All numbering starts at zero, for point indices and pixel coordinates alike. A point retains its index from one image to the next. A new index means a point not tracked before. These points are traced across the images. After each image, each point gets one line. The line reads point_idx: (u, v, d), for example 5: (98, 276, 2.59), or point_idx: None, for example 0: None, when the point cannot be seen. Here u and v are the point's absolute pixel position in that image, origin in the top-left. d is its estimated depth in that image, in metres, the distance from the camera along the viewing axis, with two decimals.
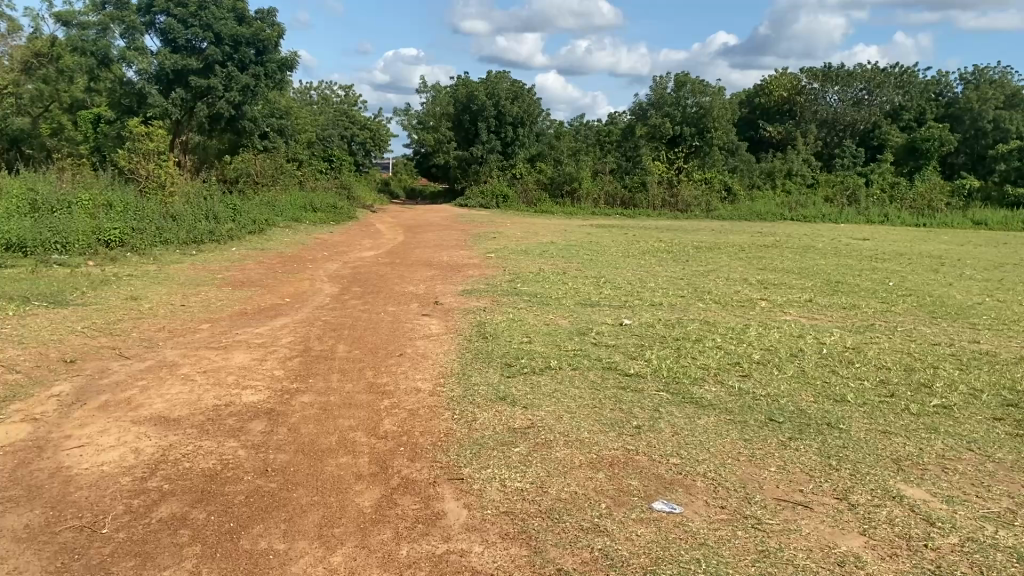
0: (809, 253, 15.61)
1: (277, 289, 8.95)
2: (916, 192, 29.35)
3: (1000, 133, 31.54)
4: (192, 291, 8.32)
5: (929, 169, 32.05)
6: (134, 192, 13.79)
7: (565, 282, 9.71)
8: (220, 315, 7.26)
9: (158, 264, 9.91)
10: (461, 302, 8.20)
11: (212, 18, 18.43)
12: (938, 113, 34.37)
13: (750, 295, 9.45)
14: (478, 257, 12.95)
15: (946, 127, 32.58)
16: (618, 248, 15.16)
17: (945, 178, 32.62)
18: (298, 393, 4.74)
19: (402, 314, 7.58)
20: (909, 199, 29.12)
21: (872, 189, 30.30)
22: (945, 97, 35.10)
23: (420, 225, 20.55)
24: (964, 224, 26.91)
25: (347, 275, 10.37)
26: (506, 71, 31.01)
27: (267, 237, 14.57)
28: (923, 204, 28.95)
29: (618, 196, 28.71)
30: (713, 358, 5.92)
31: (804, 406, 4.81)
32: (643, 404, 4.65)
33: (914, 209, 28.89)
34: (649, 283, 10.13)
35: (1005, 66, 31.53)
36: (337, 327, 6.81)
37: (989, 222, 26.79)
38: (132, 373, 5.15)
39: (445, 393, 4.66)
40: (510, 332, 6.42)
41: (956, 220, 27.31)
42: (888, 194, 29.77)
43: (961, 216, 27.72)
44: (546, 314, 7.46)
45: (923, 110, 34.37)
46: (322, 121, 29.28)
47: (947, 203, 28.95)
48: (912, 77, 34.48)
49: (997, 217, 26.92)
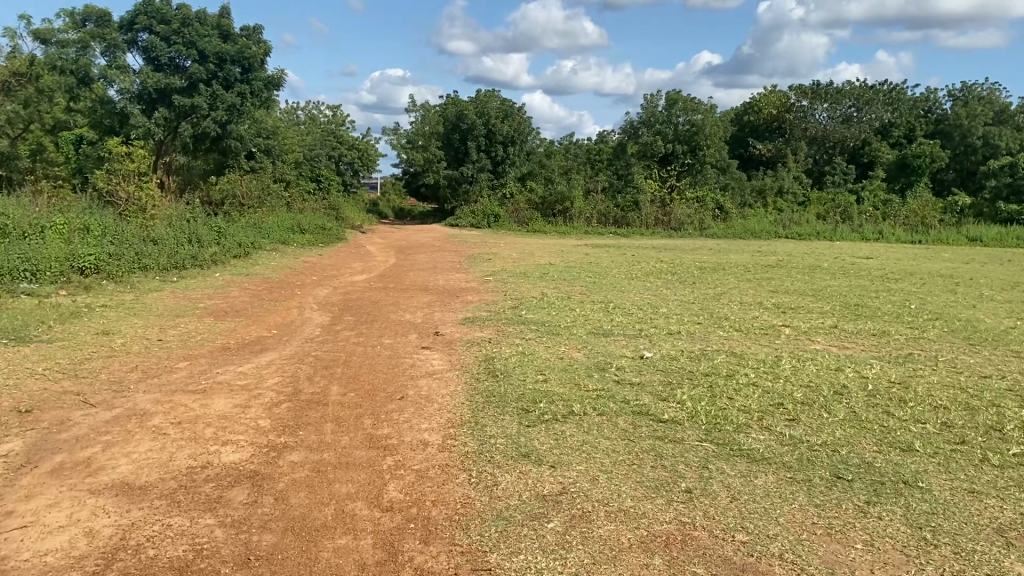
0: (817, 274, 15.03)
1: (264, 319, 8.29)
2: (910, 208, 28.87)
3: (990, 149, 31.86)
4: (170, 323, 7.66)
5: (921, 186, 31.69)
6: (114, 216, 13.15)
7: (572, 309, 9.07)
8: (200, 351, 6.59)
9: (135, 293, 9.25)
10: (463, 332, 7.56)
11: (196, 35, 17.87)
12: (928, 130, 34.35)
13: (771, 321, 8.82)
14: (475, 280, 12.32)
15: (936, 143, 32.26)
16: (621, 269, 14.55)
17: (936, 194, 32.38)
18: (287, 449, 4.08)
19: (401, 347, 6.93)
20: (902, 216, 28.62)
21: (864, 206, 29.85)
22: (935, 113, 34.78)
23: (410, 246, 19.89)
24: (960, 240, 26.42)
25: (338, 302, 9.70)
26: (495, 90, 30.46)
27: (254, 260, 13.91)
28: (917, 220, 28.45)
29: (610, 215, 28.16)
30: (751, 398, 5.31)
31: (870, 460, 4.19)
32: (687, 459, 4.01)
33: (908, 225, 28.37)
34: (662, 307, 9.51)
35: (993, 83, 31.64)
36: (331, 364, 6.16)
37: (985, 238, 26.30)
38: (95, 425, 4.48)
39: (457, 448, 4.02)
40: (523, 369, 5.77)
41: (950, 236, 26.80)
42: (880, 211, 29.24)
43: (956, 232, 27.20)
44: (558, 346, 6.82)
45: (912, 127, 34.38)
46: (309, 141, 28.65)
47: (940, 219, 28.49)
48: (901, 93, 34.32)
49: (992, 234, 26.42)
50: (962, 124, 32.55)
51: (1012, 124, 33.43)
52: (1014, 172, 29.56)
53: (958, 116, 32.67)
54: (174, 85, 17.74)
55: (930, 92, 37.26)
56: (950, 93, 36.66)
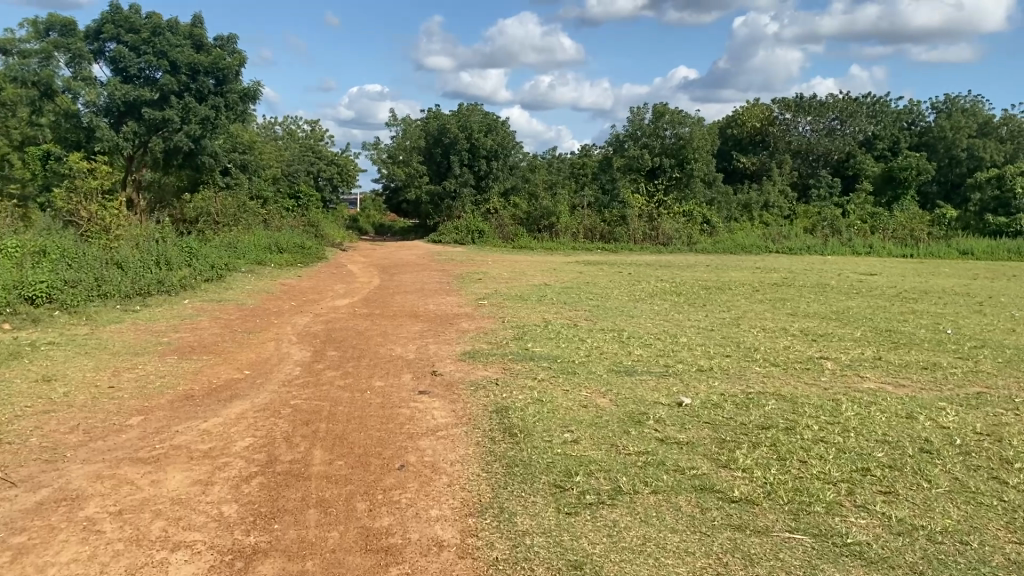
0: (828, 293, 14.11)
1: (236, 357, 7.29)
2: (897, 221, 28.13)
3: (975, 162, 31.29)
4: (126, 364, 6.65)
5: (907, 199, 30.92)
6: (74, 237, 12.13)
7: (583, 341, 8.08)
8: (157, 400, 5.59)
9: (90, 326, 8.24)
10: (465, 372, 6.57)
11: (167, 45, 16.90)
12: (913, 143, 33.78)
13: (807, 354, 7.85)
14: (469, 304, 11.37)
15: (923, 155, 31.58)
16: (621, 290, 13.59)
17: (922, 207, 31.66)
18: (259, 555, 3.10)
19: (395, 393, 5.92)
20: (891, 229, 27.85)
21: (850, 219, 29.13)
22: (918, 126, 33.97)
23: (393, 265, 18.95)
24: (950, 254, 25.65)
25: (320, 334, 8.70)
26: (478, 103, 29.56)
27: (228, 284, 12.90)
28: (905, 233, 27.68)
29: (597, 230, 27.29)
30: (828, 462, 4.36)
31: (1017, 557, 3.22)
32: (786, 564, 3.07)
33: (897, 238, 27.60)
34: (681, 337, 8.57)
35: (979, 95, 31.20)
36: (313, 418, 5.16)
37: (975, 251, 25.54)
38: (10, 517, 3.48)
39: (482, 555, 3.09)
40: (544, 424, 4.79)
41: (939, 249, 26.02)
42: (868, 224, 28.48)
43: (945, 245, 26.40)
44: (578, 391, 5.82)
45: (897, 139, 33.57)
46: (287, 156, 27.59)
47: (929, 232, 27.75)
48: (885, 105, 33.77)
49: (983, 246, 25.68)
50: (945, 137, 31.99)
51: (996, 136, 32.82)
52: (1001, 184, 28.81)
53: (941, 128, 32.11)
54: (144, 97, 16.71)
55: (915, 104, 36.71)
56: (933, 105, 36.15)
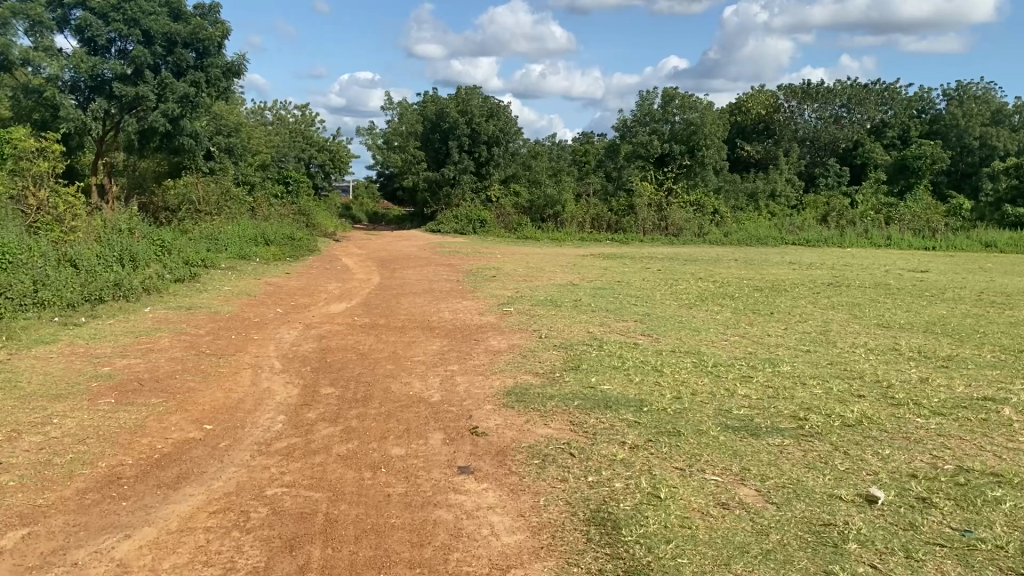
0: (897, 296, 12.12)
1: (196, 400, 5.30)
2: (914, 211, 26.06)
3: (988, 150, 29.39)
4: (39, 417, 4.66)
5: (925, 188, 28.87)
6: (20, 229, 10.13)
7: (662, 372, 6.10)
8: (61, 493, 3.60)
9: (13, 351, 6.26)
10: (520, 433, 4.58)
11: (138, 12, 14.84)
12: None
13: (965, 394, 5.84)
14: (492, 311, 9.43)
15: (938, 143, 29.29)
16: (663, 293, 11.62)
17: (940, 197, 29.63)
18: None
19: (422, 475, 3.91)
20: (907, 219, 25.79)
21: (863, 208, 27.06)
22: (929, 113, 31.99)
23: (393, 259, 17.02)
24: (974, 246, 23.65)
25: (311, 360, 6.71)
26: (476, 85, 27.31)
27: (204, 284, 10.92)
28: (922, 224, 25.69)
29: (603, 219, 25.20)
30: None
31: None
32: None
33: (914, 230, 25.56)
34: (780, 365, 6.58)
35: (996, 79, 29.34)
36: (301, 537, 3.18)
37: (1000, 243, 23.54)
38: None
39: None
40: (695, 567, 2.84)
41: (963, 241, 24.00)
42: (885, 213, 26.43)
43: (967, 237, 24.41)
44: (702, 473, 3.85)
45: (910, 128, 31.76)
46: (276, 140, 25.52)
47: (947, 222, 25.77)
48: (896, 91, 31.72)
49: (1007, 239, 23.67)
50: (958, 124, 29.96)
51: (1011, 124, 30.69)
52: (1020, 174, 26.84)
53: (954, 115, 30.21)
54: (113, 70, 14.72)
55: (927, 90, 34.67)
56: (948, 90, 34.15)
